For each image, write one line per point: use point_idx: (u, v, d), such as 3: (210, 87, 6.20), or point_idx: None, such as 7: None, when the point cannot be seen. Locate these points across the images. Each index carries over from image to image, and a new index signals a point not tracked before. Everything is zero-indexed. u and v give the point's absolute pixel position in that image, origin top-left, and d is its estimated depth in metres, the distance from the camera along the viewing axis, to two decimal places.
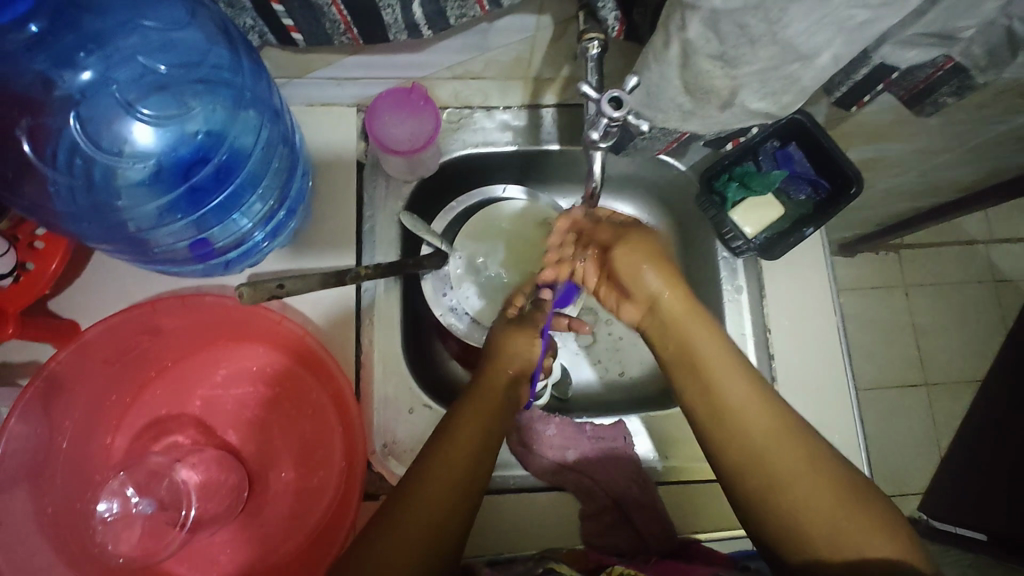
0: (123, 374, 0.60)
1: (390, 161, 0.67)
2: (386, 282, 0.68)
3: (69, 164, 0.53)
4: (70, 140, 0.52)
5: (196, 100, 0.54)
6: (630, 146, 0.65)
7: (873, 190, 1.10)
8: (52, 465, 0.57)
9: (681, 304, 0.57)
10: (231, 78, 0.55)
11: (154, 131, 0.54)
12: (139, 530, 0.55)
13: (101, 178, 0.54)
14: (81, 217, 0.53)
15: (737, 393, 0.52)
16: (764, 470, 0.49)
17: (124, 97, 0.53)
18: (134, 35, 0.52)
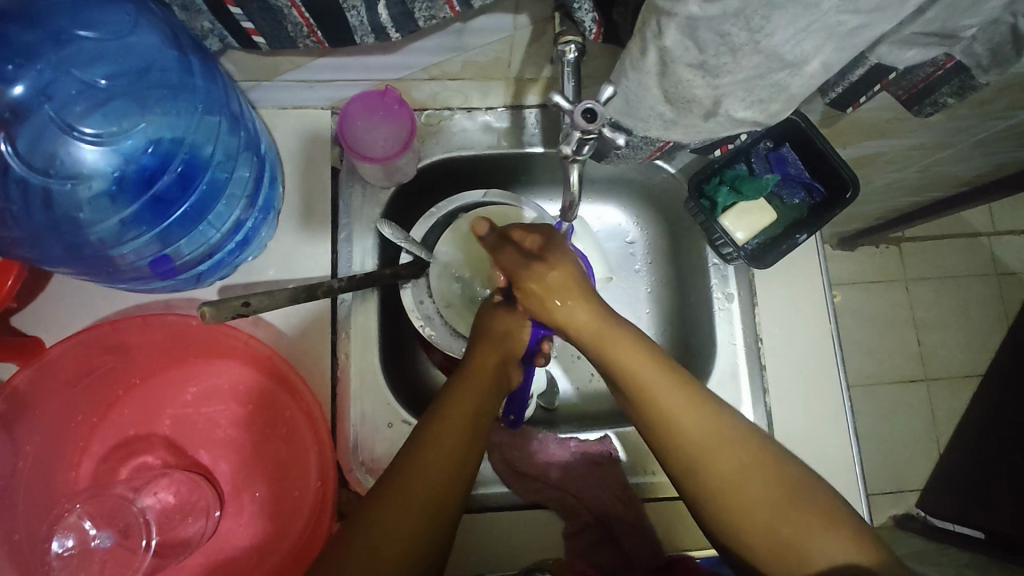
0: (88, 395, 0.58)
1: (365, 168, 0.64)
2: (363, 292, 0.65)
3: (20, 189, 0.51)
4: (16, 166, 0.51)
5: (157, 107, 0.53)
6: (613, 155, 0.62)
7: (872, 184, 1.07)
8: (14, 493, 0.55)
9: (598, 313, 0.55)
10: (186, 83, 0.53)
11: (109, 147, 0.52)
12: (101, 561, 0.54)
13: (56, 198, 0.52)
14: (36, 239, 0.51)
15: (689, 418, 0.51)
16: (714, 483, 0.50)
17: (69, 114, 0.52)
18: (70, 46, 0.50)
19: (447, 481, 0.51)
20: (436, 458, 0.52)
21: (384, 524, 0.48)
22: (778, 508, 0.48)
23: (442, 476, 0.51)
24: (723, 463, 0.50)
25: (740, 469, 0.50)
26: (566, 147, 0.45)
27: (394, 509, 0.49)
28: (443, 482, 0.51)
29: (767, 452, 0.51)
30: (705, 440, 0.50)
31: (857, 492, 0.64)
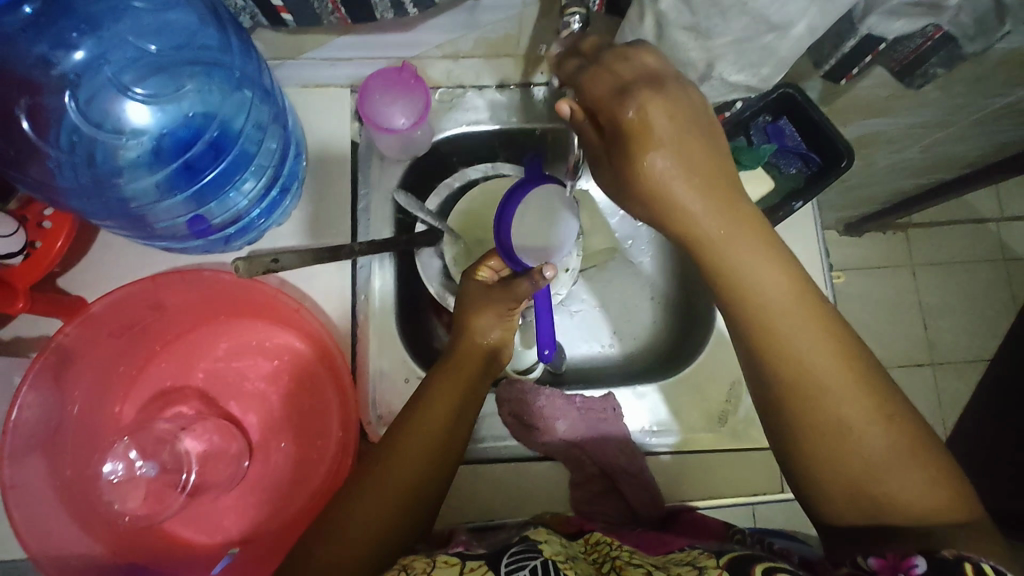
0: (129, 347, 0.63)
1: (382, 139, 0.68)
2: (380, 259, 0.69)
3: (70, 142, 0.56)
4: (70, 121, 0.55)
5: (190, 80, 0.57)
6: None
7: (875, 166, 1.10)
8: (65, 431, 0.60)
9: (740, 218, 0.45)
10: (222, 58, 0.57)
11: (150, 110, 0.57)
12: (144, 490, 0.61)
13: (101, 153, 0.57)
14: (84, 193, 0.56)
15: (814, 349, 0.46)
16: (821, 423, 0.46)
17: (118, 78, 0.56)
18: (126, 17, 0.55)
19: (427, 466, 0.55)
20: (419, 446, 0.55)
21: (361, 515, 0.52)
22: (890, 447, 0.45)
23: (420, 462, 0.55)
24: (829, 400, 0.46)
25: (851, 402, 0.45)
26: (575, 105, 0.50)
27: (373, 496, 0.53)
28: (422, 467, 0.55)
29: (868, 377, 0.46)
30: (822, 374, 0.46)
31: None
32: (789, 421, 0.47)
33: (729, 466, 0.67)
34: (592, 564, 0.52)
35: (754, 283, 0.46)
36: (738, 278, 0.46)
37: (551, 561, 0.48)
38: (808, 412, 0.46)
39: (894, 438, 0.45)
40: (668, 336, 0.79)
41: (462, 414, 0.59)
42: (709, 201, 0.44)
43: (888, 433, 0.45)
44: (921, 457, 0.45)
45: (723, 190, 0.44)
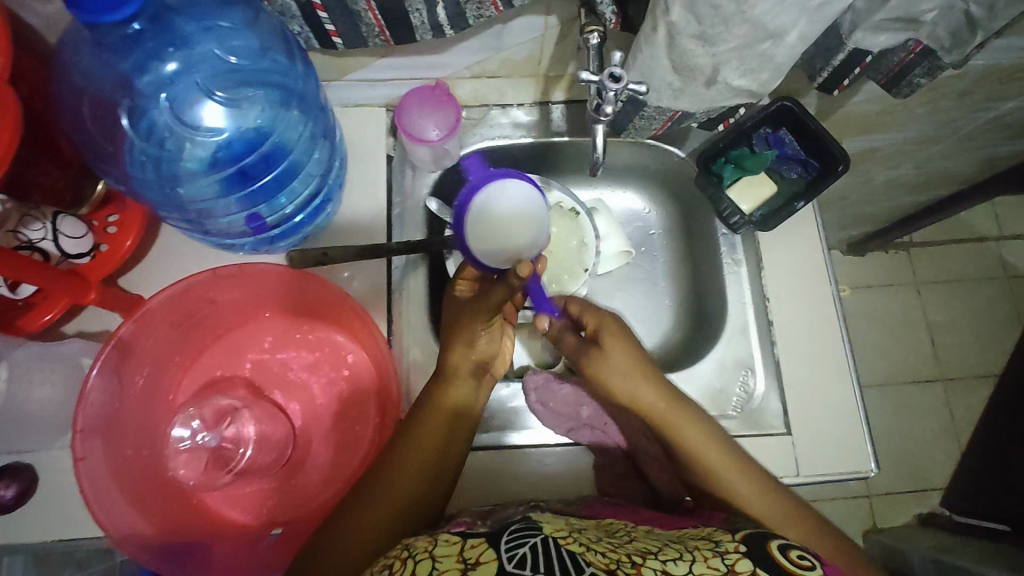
0: (185, 337, 0.69)
1: (417, 150, 0.75)
2: (415, 259, 0.76)
3: (149, 140, 0.63)
4: (151, 121, 0.63)
5: (257, 95, 0.64)
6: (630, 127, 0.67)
7: (872, 182, 1.16)
8: (126, 411, 0.65)
9: (662, 401, 0.64)
10: (285, 79, 0.64)
11: (221, 120, 0.64)
12: (204, 460, 0.64)
13: (171, 155, 0.64)
14: (154, 186, 0.64)
15: (720, 457, 0.62)
16: (730, 503, 0.61)
17: (200, 86, 0.63)
18: (214, 34, 0.62)
19: (423, 483, 0.60)
20: (411, 467, 0.60)
21: (354, 532, 0.57)
22: (783, 515, 0.60)
23: (412, 484, 0.60)
24: (736, 484, 0.61)
25: (749, 486, 0.61)
26: (605, 108, 0.55)
27: (368, 512, 0.58)
28: (422, 484, 0.60)
29: (763, 477, 0.62)
30: (747, 508, 0.60)
31: (863, 435, 0.72)
32: (711, 502, 0.63)
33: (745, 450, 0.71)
34: (602, 533, 0.55)
35: (692, 449, 0.63)
36: (684, 445, 0.63)
37: (553, 536, 0.50)
38: (720, 497, 0.62)
39: (789, 507, 0.61)
40: (682, 333, 0.85)
41: (453, 439, 0.63)
42: (653, 385, 0.65)
43: (785, 518, 0.60)
44: (804, 521, 0.60)
45: (648, 373, 0.65)
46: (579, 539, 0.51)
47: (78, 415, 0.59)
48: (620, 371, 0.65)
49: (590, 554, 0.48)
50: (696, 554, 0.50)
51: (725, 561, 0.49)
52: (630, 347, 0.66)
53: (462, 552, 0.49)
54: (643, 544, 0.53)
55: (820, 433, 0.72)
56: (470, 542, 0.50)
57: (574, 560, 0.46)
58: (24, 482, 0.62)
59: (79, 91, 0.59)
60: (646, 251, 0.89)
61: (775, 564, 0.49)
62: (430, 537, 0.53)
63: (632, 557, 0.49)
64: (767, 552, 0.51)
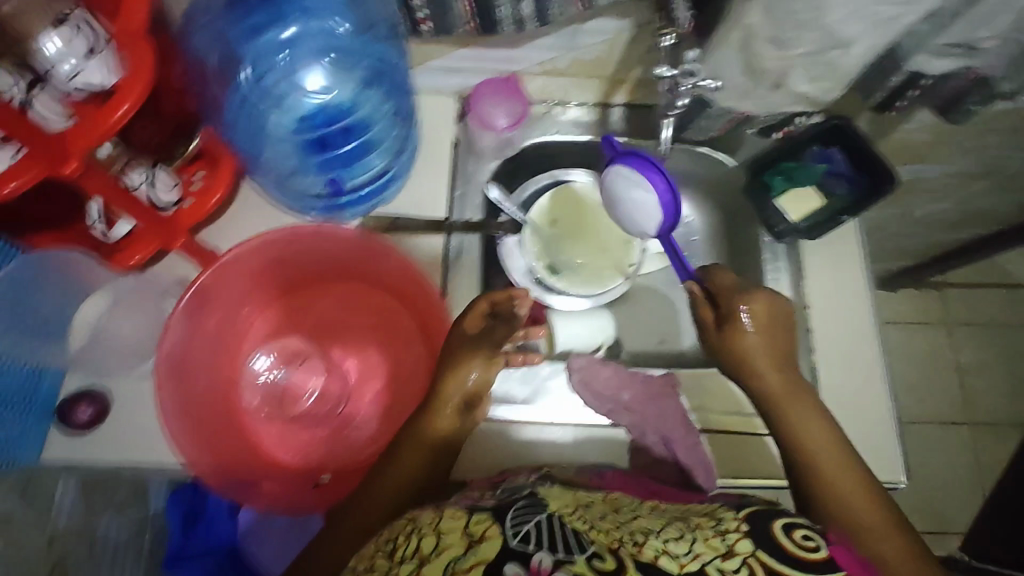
0: (258, 289, 0.72)
1: (484, 136, 0.80)
2: (470, 239, 0.79)
3: (253, 95, 0.69)
4: (260, 77, 0.68)
5: (354, 70, 0.70)
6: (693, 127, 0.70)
7: (912, 215, 1.18)
8: (197, 349, 0.68)
9: (785, 387, 0.66)
10: (381, 61, 0.71)
11: (320, 86, 0.70)
12: (277, 386, 0.74)
13: (268, 112, 0.69)
14: (245, 137, 0.69)
15: (836, 462, 0.61)
16: (840, 511, 0.59)
17: (311, 53, 0.69)
18: (330, 10, 0.69)
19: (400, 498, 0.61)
20: (389, 484, 0.61)
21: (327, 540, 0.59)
22: (895, 536, 0.57)
23: (390, 497, 0.60)
24: (847, 488, 0.60)
25: (866, 503, 0.59)
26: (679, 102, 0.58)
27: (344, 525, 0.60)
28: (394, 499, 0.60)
29: (877, 489, 0.60)
30: (856, 514, 0.59)
31: (891, 446, 0.74)
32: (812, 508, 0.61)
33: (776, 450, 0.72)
34: (607, 508, 0.54)
35: (801, 437, 0.63)
36: (790, 428, 0.64)
37: (556, 515, 0.49)
38: (826, 501, 0.60)
39: (897, 529, 0.58)
40: None
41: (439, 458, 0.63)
42: (773, 370, 0.67)
43: (895, 540, 0.57)
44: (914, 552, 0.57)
45: (783, 364, 0.68)
46: (583, 517, 0.51)
47: (163, 343, 0.63)
48: (768, 352, 0.67)
49: (593, 532, 0.48)
50: (697, 532, 0.50)
51: (725, 541, 0.49)
52: (760, 332, 0.67)
53: (467, 526, 0.48)
54: (645, 522, 0.52)
55: (849, 441, 0.74)
56: (473, 521, 0.48)
57: (578, 538, 0.47)
58: (100, 404, 0.66)
59: (189, 55, 0.66)
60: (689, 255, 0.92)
61: (782, 550, 0.49)
62: (434, 509, 0.52)
63: (634, 537, 0.49)
64: (771, 532, 0.50)
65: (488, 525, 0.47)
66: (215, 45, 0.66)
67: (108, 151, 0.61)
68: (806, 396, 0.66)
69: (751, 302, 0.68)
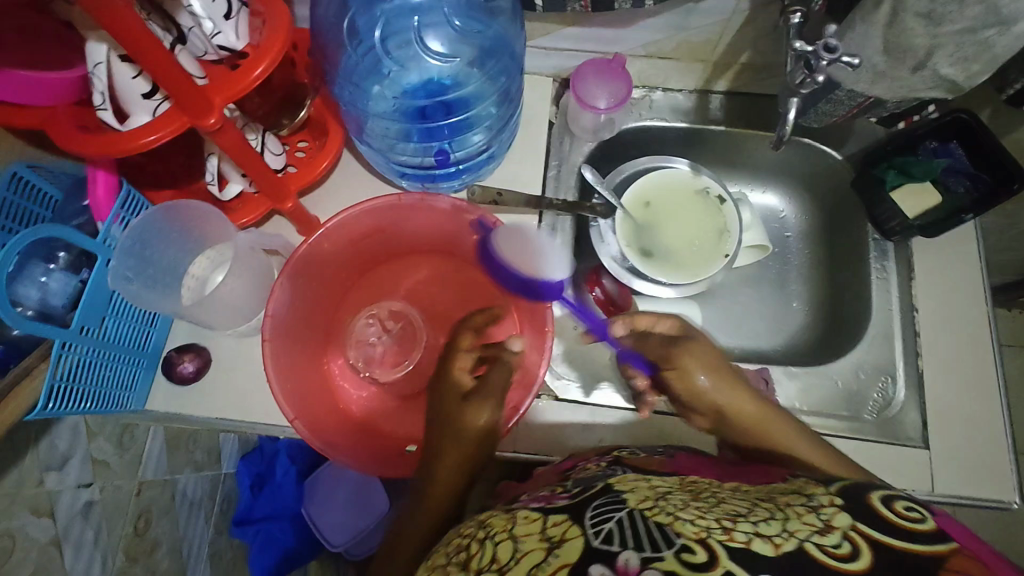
0: (356, 257, 0.76)
1: (583, 117, 0.79)
2: (562, 220, 0.79)
3: (371, 50, 0.69)
4: (382, 36, 0.69)
5: (476, 44, 0.70)
6: (813, 112, 0.67)
7: (1018, 227, 1.10)
8: (301, 308, 0.70)
9: (757, 411, 0.62)
10: (506, 38, 0.70)
11: (437, 52, 0.70)
12: (373, 353, 0.78)
13: (381, 73, 0.70)
14: (355, 91, 0.69)
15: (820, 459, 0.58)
16: None
17: (436, 18, 0.69)
18: None
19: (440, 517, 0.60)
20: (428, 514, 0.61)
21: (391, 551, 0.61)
22: None
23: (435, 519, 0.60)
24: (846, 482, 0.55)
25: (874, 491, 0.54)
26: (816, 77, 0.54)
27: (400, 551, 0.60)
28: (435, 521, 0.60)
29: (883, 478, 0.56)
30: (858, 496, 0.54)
31: (1008, 465, 0.68)
32: None
33: (876, 456, 0.68)
34: (689, 495, 0.45)
35: (777, 444, 0.60)
36: (772, 445, 0.60)
37: (636, 510, 0.42)
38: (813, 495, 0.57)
39: None
40: (809, 338, 0.84)
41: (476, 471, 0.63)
42: (731, 392, 0.63)
43: None
44: None
45: (731, 385, 0.63)
46: (666, 508, 0.42)
47: (271, 303, 0.64)
48: (714, 371, 0.64)
49: (680, 524, 0.39)
50: (787, 511, 0.41)
51: (821, 517, 0.40)
52: (713, 370, 0.64)
53: (544, 531, 0.43)
54: (731, 505, 0.43)
55: (958, 453, 0.69)
56: (550, 520, 0.44)
57: (661, 528, 0.39)
58: (203, 359, 0.69)
59: (315, 23, 0.67)
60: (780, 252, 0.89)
61: (878, 518, 0.38)
62: (506, 516, 0.47)
63: (721, 521, 0.39)
64: (869, 505, 0.40)
65: (566, 526, 0.42)
66: (342, 14, 0.67)
67: (231, 112, 0.64)
68: (786, 418, 0.62)
69: (679, 352, 0.65)
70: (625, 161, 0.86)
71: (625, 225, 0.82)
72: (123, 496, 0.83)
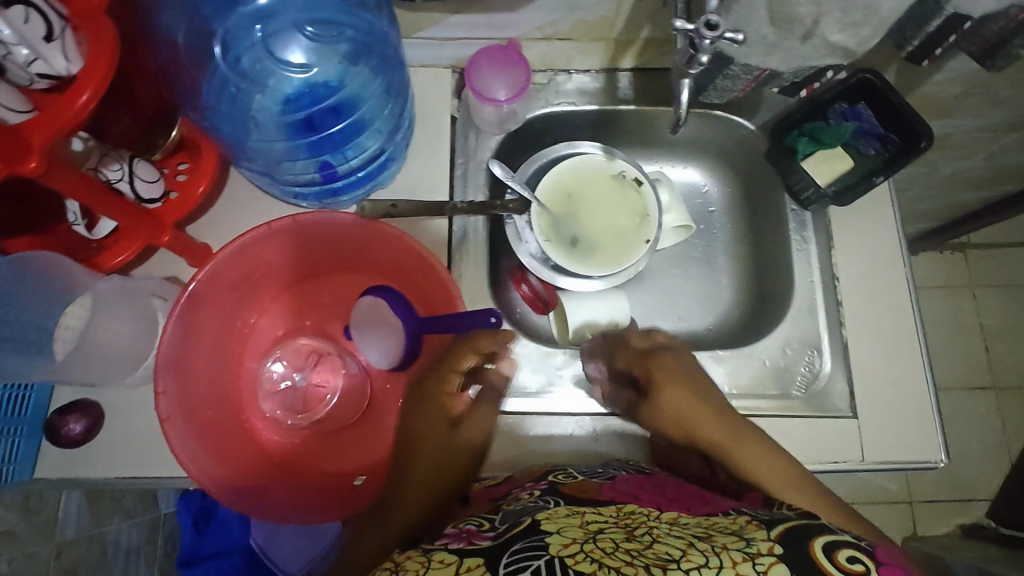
0: (255, 290, 0.69)
1: (485, 110, 0.75)
2: (475, 222, 0.75)
3: (229, 68, 0.64)
4: (235, 53, 0.64)
5: (342, 39, 0.65)
6: (712, 88, 0.64)
7: (937, 173, 1.11)
8: (195, 355, 0.63)
9: (731, 432, 0.62)
10: (374, 32, 0.65)
11: (301, 55, 0.65)
12: (292, 398, 0.70)
13: (248, 91, 0.64)
14: (224, 118, 0.63)
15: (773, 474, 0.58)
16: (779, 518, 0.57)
17: (288, 20, 0.65)
18: None
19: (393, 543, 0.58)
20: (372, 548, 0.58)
21: None
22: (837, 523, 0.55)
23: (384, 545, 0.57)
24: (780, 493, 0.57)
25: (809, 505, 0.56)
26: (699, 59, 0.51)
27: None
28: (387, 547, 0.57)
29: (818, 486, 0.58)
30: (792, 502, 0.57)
31: (933, 424, 0.69)
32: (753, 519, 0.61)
33: (807, 433, 0.68)
34: (623, 534, 0.47)
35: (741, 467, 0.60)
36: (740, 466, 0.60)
37: (554, 557, 0.43)
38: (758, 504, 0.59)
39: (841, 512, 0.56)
40: (740, 314, 0.83)
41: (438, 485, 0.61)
42: (705, 411, 0.63)
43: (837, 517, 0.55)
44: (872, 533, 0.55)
45: (704, 406, 0.63)
46: (590, 553, 0.43)
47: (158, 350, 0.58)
48: (687, 392, 0.64)
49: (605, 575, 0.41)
50: (724, 556, 0.42)
51: (756, 567, 0.41)
52: (691, 392, 0.64)
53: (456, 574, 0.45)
54: (664, 547, 0.44)
55: (887, 419, 0.69)
56: (465, 565, 0.45)
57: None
58: (93, 418, 0.63)
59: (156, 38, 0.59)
60: (706, 229, 0.87)
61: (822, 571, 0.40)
62: (422, 556, 0.48)
63: (650, 568, 0.41)
64: (812, 556, 0.42)
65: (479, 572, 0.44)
66: (180, 27, 0.60)
67: (83, 143, 0.56)
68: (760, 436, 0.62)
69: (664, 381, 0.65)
70: (539, 150, 0.82)
71: (542, 218, 0.78)
72: (38, 567, 0.77)
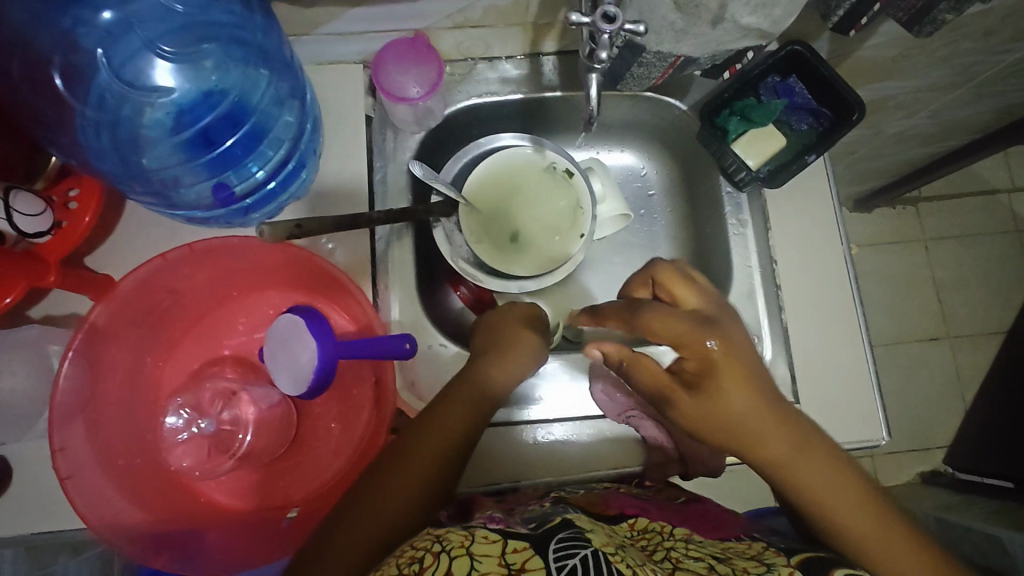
0: (158, 327, 0.64)
1: (399, 110, 0.70)
2: (398, 229, 0.71)
3: (96, 99, 0.58)
4: (99, 82, 0.58)
5: (213, 45, 0.59)
6: (630, 75, 0.61)
7: (882, 134, 1.09)
8: (99, 402, 0.59)
9: (778, 417, 0.54)
10: (249, 35, 0.60)
11: (170, 69, 0.59)
12: (204, 444, 0.64)
13: (124, 119, 0.59)
14: (106, 153, 0.59)
15: (832, 486, 0.54)
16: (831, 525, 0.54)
17: (145, 35, 0.58)
18: None
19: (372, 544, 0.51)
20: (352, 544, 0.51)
21: None
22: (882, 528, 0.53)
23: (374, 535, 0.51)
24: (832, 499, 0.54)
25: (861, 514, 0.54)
26: (600, 54, 0.48)
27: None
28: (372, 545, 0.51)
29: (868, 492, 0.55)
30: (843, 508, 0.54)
31: (873, 402, 0.68)
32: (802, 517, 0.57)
33: None
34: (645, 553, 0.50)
35: (786, 471, 0.55)
36: (798, 481, 0.54)
37: (599, 551, 0.46)
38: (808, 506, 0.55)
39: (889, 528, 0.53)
40: None
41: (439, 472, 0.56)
42: (763, 408, 0.53)
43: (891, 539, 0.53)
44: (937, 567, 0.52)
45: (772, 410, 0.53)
46: (626, 558, 0.47)
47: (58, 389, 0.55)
48: (746, 379, 0.53)
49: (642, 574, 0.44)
50: None
51: None
52: (751, 383, 0.53)
53: (502, 555, 0.45)
54: None
55: (828, 402, 0.68)
56: (512, 545, 0.46)
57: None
58: None
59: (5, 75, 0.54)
60: (646, 214, 0.84)
61: None
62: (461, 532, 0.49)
63: None
64: None
65: (527, 556, 0.45)
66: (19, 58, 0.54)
67: None
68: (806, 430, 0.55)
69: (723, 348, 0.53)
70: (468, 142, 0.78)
71: (470, 219, 0.74)
72: None
